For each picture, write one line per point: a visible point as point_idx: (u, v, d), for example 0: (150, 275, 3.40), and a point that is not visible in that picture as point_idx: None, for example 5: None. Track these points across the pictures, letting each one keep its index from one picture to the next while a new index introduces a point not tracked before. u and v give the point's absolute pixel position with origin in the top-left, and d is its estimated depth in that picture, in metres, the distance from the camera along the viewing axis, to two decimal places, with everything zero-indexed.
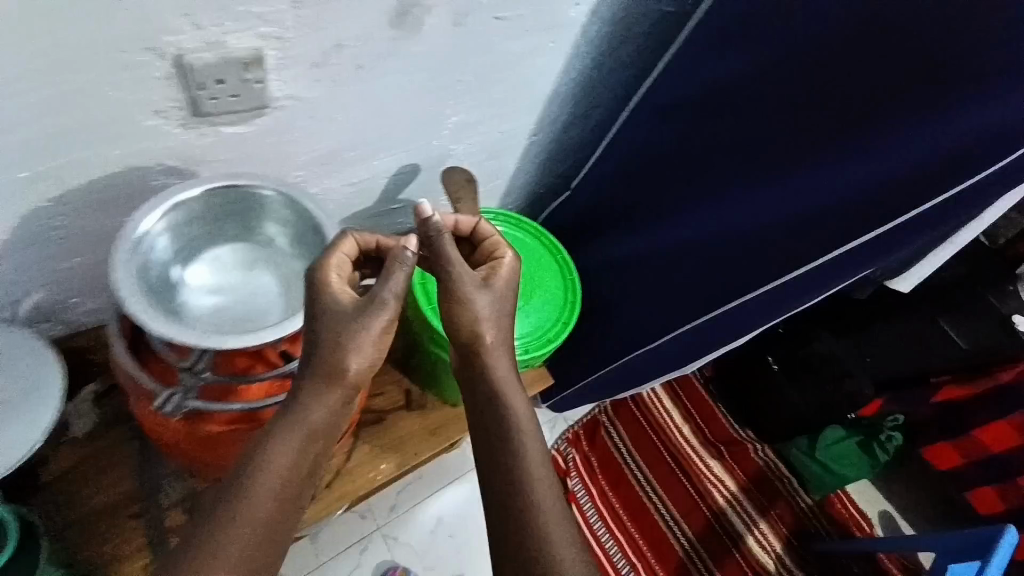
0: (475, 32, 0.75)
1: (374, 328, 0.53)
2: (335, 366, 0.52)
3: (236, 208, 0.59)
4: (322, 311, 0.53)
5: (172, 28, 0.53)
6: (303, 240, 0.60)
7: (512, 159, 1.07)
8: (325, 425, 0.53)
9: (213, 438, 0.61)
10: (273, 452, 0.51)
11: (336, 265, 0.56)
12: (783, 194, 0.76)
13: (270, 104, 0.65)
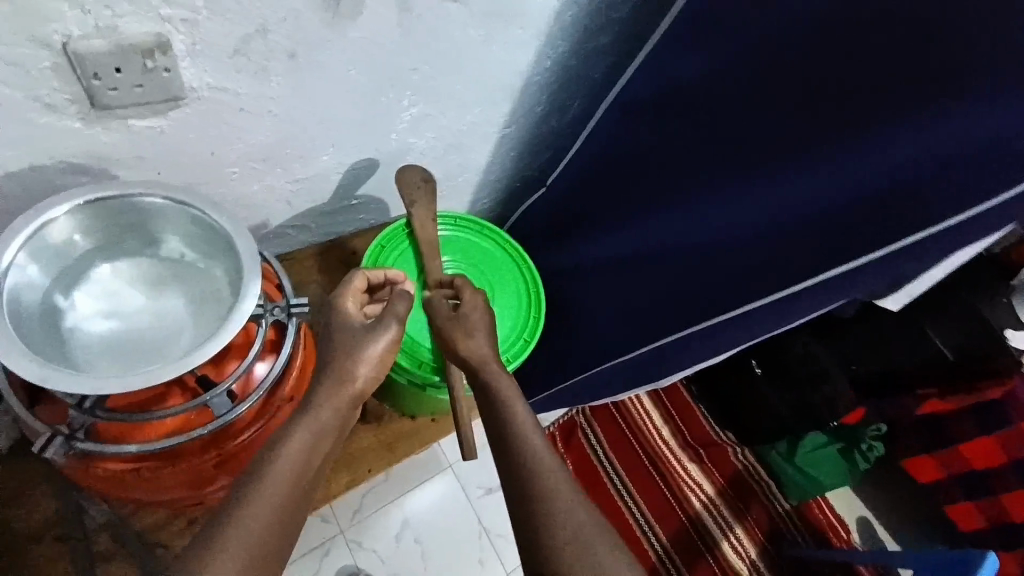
0: (426, 16, 0.67)
1: (380, 344, 0.59)
2: (346, 371, 0.57)
3: (128, 223, 0.54)
4: (337, 328, 0.61)
5: (49, 11, 0.45)
6: (208, 252, 0.55)
7: (481, 153, 1.00)
8: (331, 426, 0.55)
9: (115, 478, 0.57)
10: (285, 447, 0.52)
11: (352, 294, 0.65)
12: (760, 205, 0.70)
13: (186, 95, 0.57)
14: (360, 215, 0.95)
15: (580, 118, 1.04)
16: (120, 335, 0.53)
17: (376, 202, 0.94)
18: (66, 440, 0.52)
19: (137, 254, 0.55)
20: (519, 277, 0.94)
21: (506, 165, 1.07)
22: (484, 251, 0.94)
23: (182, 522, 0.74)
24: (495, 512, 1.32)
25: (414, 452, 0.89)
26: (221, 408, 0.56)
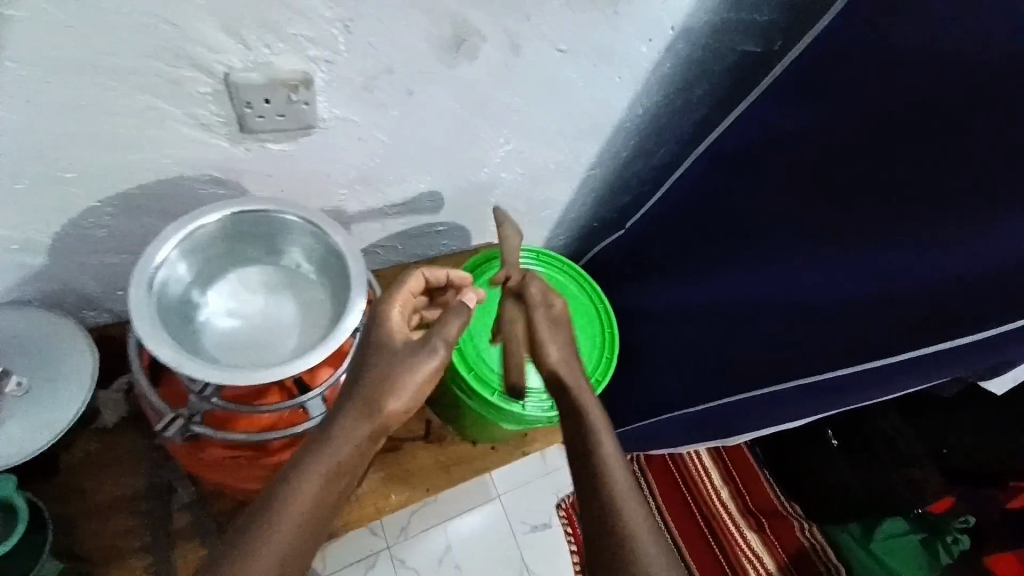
0: (534, 64, 0.71)
1: (421, 371, 0.54)
2: (377, 401, 0.52)
3: (259, 233, 0.60)
4: (379, 344, 0.56)
5: (218, 48, 0.51)
6: (325, 266, 0.61)
7: (564, 191, 1.02)
8: (354, 457, 0.51)
9: (215, 462, 0.60)
10: (299, 481, 0.48)
11: (402, 301, 0.60)
12: (861, 272, 0.70)
13: (318, 124, 0.64)
14: (443, 240, 1.00)
15: (665, 166, 1.05)
16: (239, 332, 0.58)
17: (459, 229, 0.99)
18: (184, 423, 0.55)
19: (261, 262, 0.61)
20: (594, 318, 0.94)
21: (586, 204, 1.09)
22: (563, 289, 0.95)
23: None
24: (538, 551, 1.30)
25: (470, 477, 0.89)
26: (316, 410, 0.60)
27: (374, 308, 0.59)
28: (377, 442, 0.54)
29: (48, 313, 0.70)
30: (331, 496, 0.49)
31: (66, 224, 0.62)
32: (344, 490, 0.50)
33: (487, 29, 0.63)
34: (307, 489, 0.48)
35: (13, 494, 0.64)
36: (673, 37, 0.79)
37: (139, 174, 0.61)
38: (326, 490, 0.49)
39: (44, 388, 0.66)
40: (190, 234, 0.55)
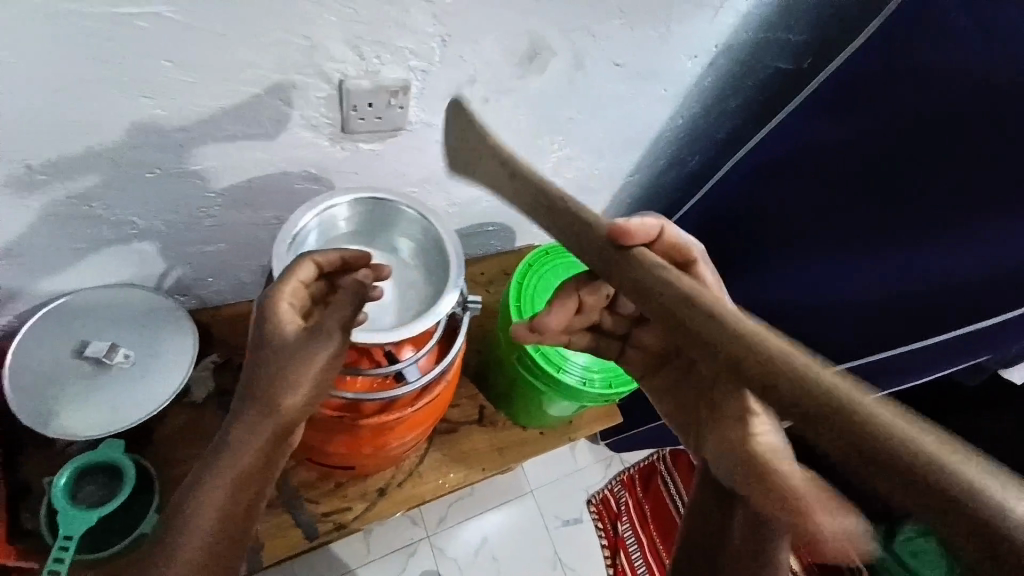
0: (593, 76, 0.79)
1: (317, 360, 0.52)
2: (275, 401, 0.50)
3: (372, 218, 0.69)
4: (269, 340, 0.52)
5: (339, 58, 0.59)
6: (424, 251, 0.70)
7: (604, 197, 1.08)
8: (262, 465, 0.50)
9: (320, 421, 0.67)
10: (201, 497, 0.47)
11: (290, 292, 0.55)
12: (902, 265, 0.75)
13: (406, 126, 0.72)
14: (491, 240, 1.06)
15: (698, 175, 1.12)
16: None
17: (506, 230, 1.06)
18: None
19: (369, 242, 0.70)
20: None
21: (623, 210, 1.15)
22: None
23: (329, 485, 0.82)
24: (570, 546, 1.34)
25: (521, 459, 0.94)
26: (412, 375, 0.66)
27: (260, 303, 0.54)
28: (287, 444, 0.53)
29: (151, 294, 0.76)
30: (239, 509, 0.48)
31: (180, 212, 0.70)
32: (256, 494, 0.50)
33: (557, 44, 0.71)
34: (211, 504, 0.47)
35: (124, 459, 0.68)
36: (715, 54, 0.86)
37: (248, 168, 0.68)
38: (232, 508, 0.48)
39: (148, 362, 0.73)
40: (323, 212, 0.65)
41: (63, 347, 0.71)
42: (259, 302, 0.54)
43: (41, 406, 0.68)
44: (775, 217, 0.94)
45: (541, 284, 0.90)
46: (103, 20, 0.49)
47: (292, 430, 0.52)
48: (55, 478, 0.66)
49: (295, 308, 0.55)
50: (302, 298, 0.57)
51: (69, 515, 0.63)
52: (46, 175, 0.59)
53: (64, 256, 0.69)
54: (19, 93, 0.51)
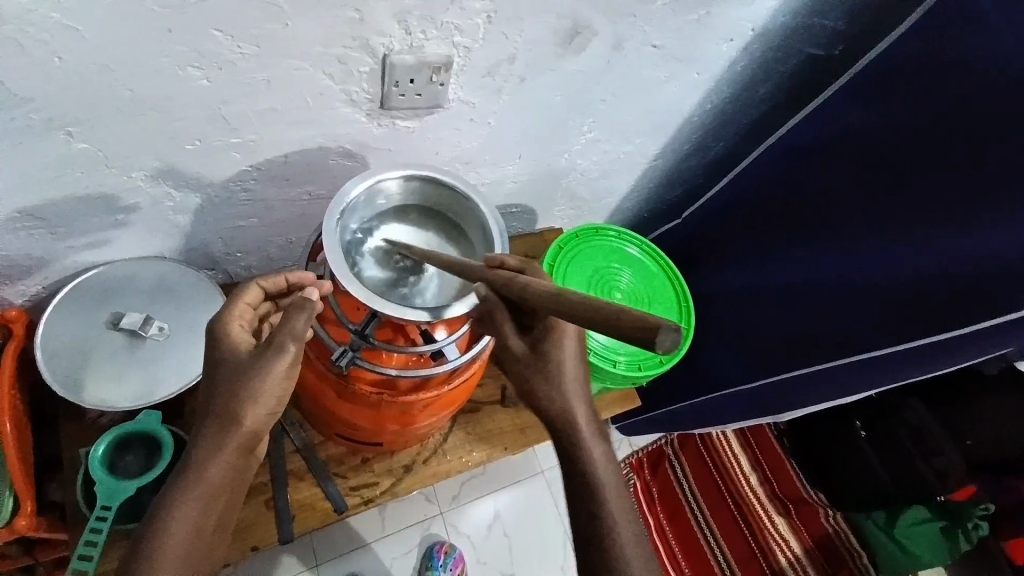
0: (630, 57, 0.78)
1: (271, 374, 0.54)
2: (231, 419, 0.53)
3: (418, 197, 0.69)
4: (221, 362, 0.54)
5: (385, 32, 0.59)
6: (467, 234, 0.70)
7: (626, 181, 1.08)
8: (229, 474, 0.55)
9: (358, 397, 0.67)
10: (172, 512, 0.52)
11: (238, 316, 0.58)
12: (944, 257, 0.76)
13: (443, 104, 0.71)
14: (513, 221, 1.06)
15: (720, 161, 1.12)
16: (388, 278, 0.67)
17: (528, 212, 1.05)
18: (351, 352, 0.63)
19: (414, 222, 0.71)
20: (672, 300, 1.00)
21: (644, 194, 1.15)
22: (644, 270, 1.01)
23: (357, 460, 0.84)
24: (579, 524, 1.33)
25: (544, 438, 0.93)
26: (451, 354, 0.66)
27: (211, 329, 0.57)
28: (253, 452, 0.57)
29: (182, 268, 0.76)
30: (209, 514, 0.54)
31: (215, 185, 0.69)
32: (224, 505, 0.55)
33: (599, 24, 0.71)
34: (180, 519, 0.52)
35: (159, 427, 0.68)
36: (751, 38, 0.85)
37: (286, 143, 0.67)
38: (203, 511, 0.53)
39: (181, 336, 0.73)
40: (372, 186, 0.65)
41: (97, 319, 0.72)
42: (208, 326, 0.57)
43: (76, 376, 0.69)
44: (799, 206, 0.94)
45: (571, 269, 0.96)
46: None
47: (257, 440, 0.56)
48: (93, 447, 0.66)
49: (246, 329, 0.58)
50: (253, 321, 0.60)
51: (107, 484, 0.64)
52: (86, 143, 0.59)
53: (98, 227, 0.69)
54: (66, 60, 0.51)
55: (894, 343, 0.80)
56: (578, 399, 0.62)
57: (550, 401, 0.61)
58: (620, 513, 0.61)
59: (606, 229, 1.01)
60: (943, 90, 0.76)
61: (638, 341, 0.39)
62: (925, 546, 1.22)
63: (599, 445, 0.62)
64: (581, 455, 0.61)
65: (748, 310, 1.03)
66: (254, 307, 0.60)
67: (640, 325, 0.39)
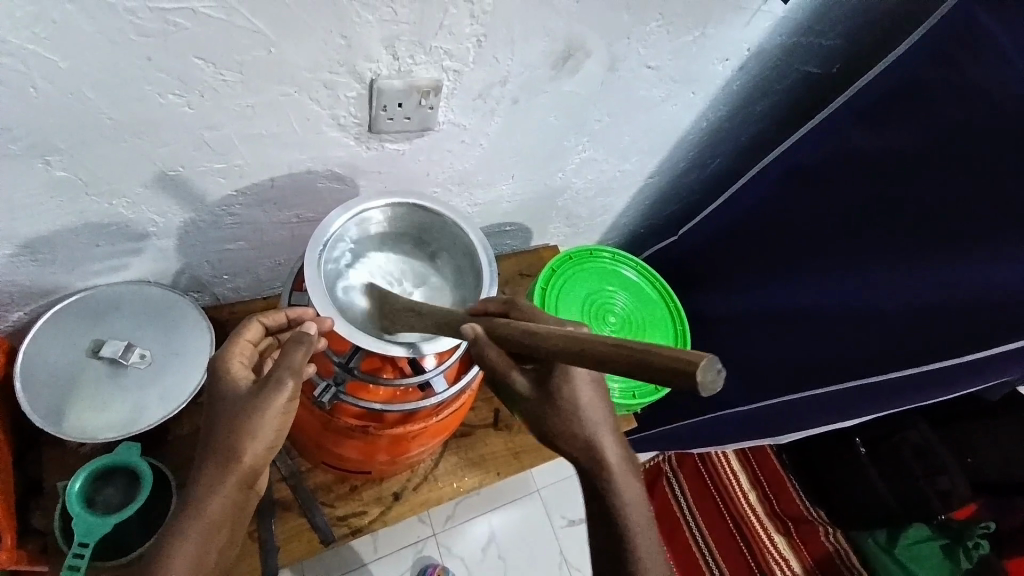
0: (625, 78, 0.77)
1: (271, 410, 0.50)
2: (231, 455, 0.50)
3: (403, 223, 0.68)
4: (220, 399, 0.52)
5: (373, 58, 0.58)
6: (455, 258, 0.69)
7: (623, 198, 1.06)
8: (230, 513, 0.51)
9: (344, 431, 0.66)
10: (171, 556, 0.48)
11: (239, 353, 0.56)
12: (947, 281, 0.74)
13: (433, 126, 0.70)
14: (508, 240, 1.04)
15: (717, 178, 1.10)
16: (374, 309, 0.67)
17: (523, 231, 1.04)
18: (334, 387, 0.62)
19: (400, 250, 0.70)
20: (669, 322, 0.99)
21: (640, 212, 1.13)
22: (640, 292, 1.00)
23: (344, 488, 0.82)
24: (575, 544, 1.31)
25: (538, 462, 0.91)
26: (439, 385, 0.65)
27: (212, 366, 0.54)
28: (255, 488, 0.53)
29: (168, 292, 0.75)
30: (209, 555, 0.50)
31: (200, 210, 0.68)
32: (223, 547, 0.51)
33: (592, 46, 0.69)
34: (179, 564, 0.48)
35: (137, 459, 0.66)
36: (747, 57, 0.84)
37: (274, 167, 0.66)
38: (202, 554, 0.49)
39: (167, 362, 0.71)
40: (356, 217, 0.64)
41: (79, 346, 0.69)
42: (208, 364, 0.55)
43: (56, 406, 0.66)
44: (799, 226, 0.93)
45: (565, 290, 0.95)
46: (137, 13, 0.46)
47: (257, 477, 0.52)
48: (70, 484, 0.64)
49: (247, 366, 0.55)
50: (253, 356, 0.57)
51: (85, 520, 0.61)
52: (67, 171, 0.57)
53: (80, 253, 0.67)
54: (42, 87, 0.49)
55: (897, 368, 0.78)
56: (601, 425, 0.57)
57: (572, 434, 0.56)
58: (647, 537, 0.59)
59: (602, 248, 0.99)
60: (943, 113, 0.75)
61: (681, 382, 0.37)
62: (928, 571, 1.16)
63: (626, 469, 0.59)
64: (611, 484, 0.58)
65: (748, 330, 1.01)
66: (254, 343, 0.58)
67: (679, 367, 0.37)
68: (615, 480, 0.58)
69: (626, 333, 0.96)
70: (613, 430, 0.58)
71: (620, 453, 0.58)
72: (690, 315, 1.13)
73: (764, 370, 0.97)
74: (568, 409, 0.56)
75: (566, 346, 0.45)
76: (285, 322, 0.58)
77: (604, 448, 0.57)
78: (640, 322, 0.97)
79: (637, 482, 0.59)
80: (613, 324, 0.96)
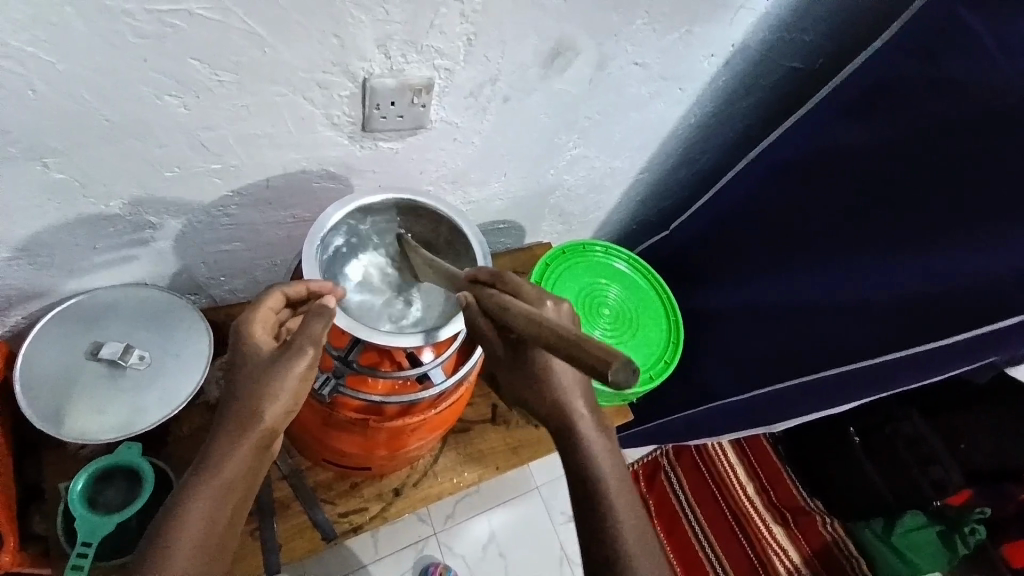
0: (614, 75, 0.79)
1: (291, 376, 0.52)
2: (253, 412, 0.51)
3: (402, 218, 0.70)
4: (244, 361, 0.53)
5: (366, 58, 0.59)
6: (451, 255, 0.70)
7: (614, 195, 1.08)
8: (248, 471, 0.51)
9: (344, 424, 0.67)
10: (189, 505, 0.48)
11: (261, 319, 0.56)
12: (932, 267, 0.76)
13: (427, 125, 0.71)
14: (502, 238, 1.05)
15: (706, 173, 1.12)
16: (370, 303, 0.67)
17: (517, 228, 1.05)
18: (334, 381, 0.63)
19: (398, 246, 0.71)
20: (662, 314, 1.00)
21: (632, 207, 1.15)
22: (632, 286, 1.01)
23: (345, 485, 0.82)
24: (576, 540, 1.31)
25: (535, 457, 0.92)
26: (437, 377, 0.66)
27: (234, 330, 0.55)
28: (271, 448, 0.54)
29: (163, 293, 0.75)
30: (221, 516, 0.50)
31: (197, 211, 0.69)
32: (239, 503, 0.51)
33: (580, 45, 0.71)
34: (196, 514, 0.48)
35: (143, 461, 0.67)
36: (732, 54, 0.86)
37: (269, 168, 0.67)
38: (214, 513, 0.49)
39: (166, 365, 0.71)
40: (354, 211, 0.65)
41: (77, 349, 0.69)
42: (229, 326, 0.55)
43: (55, 408, 0.66)
44: (786, 217, 0.94)
45: (559, 286, 0.96)
46: (134, 15, 0.47)
47: (275, 436, 0.53)
48: (73, 483, 0.64)
49: (269, 332, 0.56)
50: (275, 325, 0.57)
51: (89, 520, 0.62)
52: (64, 173, 0.58)
53: (79, 255, 0.68)
54: (39, 89, 0.50)
55: (887, 352, 0.80)
56: (573, 393, 0.58)
57: (544, 398, 0.57)
58: (622, 499, 0.57)
59: (595, 243, 1.01)
60: (923, 102, 0.77)
61: (597, 378, 0.41)
62: (924, 558, 1.18)
63: (601, 436, 0.59)
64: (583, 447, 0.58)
65: (740, 322, 1.03)
66: (276, 312, 0.57)
67: (603, 376, 0.40)
68: (585, 445, 0.58)
69: (620, 325, 0.97)
70: (586, 400, 0.59)
71: (592, 423, 0.59)
72: (683, 309, 1.15)
73: (757, 359, 0.99)
74: (541, 375, 0.57)
75: (529, 332, 0.48)
76: (304, 294, 0.57)
77: (575, 414, 0.58)
78: (632, 315, 0.98)
79: (609, 445, 0.59)
80: (607, 317, 0.97)
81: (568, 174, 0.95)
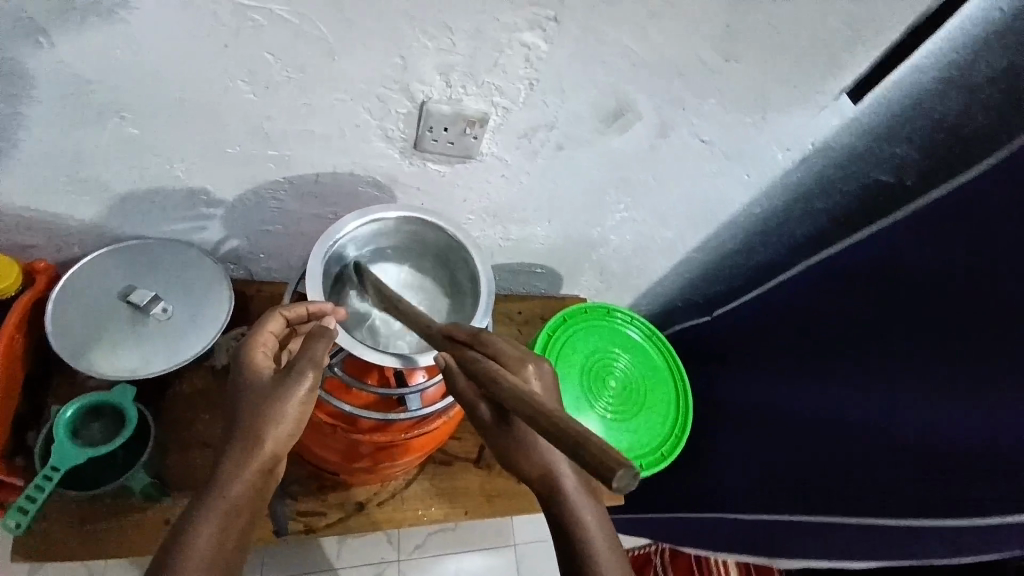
0: (675, 147, 0.77)
1: (296, 398, 0.52)
2: (257, 436, 0.50)
3: (423, 238, 0.70)
4: (246, 387, 0.53)
5: (425, 81, 0.61)
6: (462, 286, 0.70)
7: (660, 266, 1.04)
8: (254, 496, 0.50)
9: (314, 424, 0.67)
10: (196, 524, 0.47)
11: (262, 343, 0.56)
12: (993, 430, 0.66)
13: (475, 156, 0.72)
14: (536, 281, 1.04)
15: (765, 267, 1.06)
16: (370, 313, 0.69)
17: (553, 275, 1.03)
18: None
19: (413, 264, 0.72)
20: (676, 399, 0.94)
21: (677, 283, 1.10)
22: (648, 361, 0.96)
23: (312, 484, 0.82)
24: None
25: (509, 512, 0.87)
26: (414, 404, 0.65)
27: (236, 356, 0.55)
28: (275, 476, 0.52)
29: (202, 255, 0.79)
30: (229, 543, 0.48)
31: (248, 189, 0.73)
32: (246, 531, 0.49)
33: (644, 109, 0.70)
34: (201, 538, 0.46)
35: (130, 406, 0.70)
36: (811, 151, 0.82)
37: (320, 165, 0.70)
38: (224, 538, 0.47)
39: (183, 320, 0.75)
40: (372, 224, 0.67)
41: (112, 288, 0.75)
42: (234, 352, 0.56)
43: (78, 339, 0.71)
44: (838, 333, 0.86)
45: (572, 342, 0.92)
46: (221, 6, 0.52)
47: (279, 463, 0.52)
48: (63, 410, 0.68)
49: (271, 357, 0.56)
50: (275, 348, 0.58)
51: (63, 447, 0.65)
52: (137, 129, 0.63)
53: (138, 205, 0.74)
54: (128, 53, 0.55)
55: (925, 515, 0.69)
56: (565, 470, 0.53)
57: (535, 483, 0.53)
58: None
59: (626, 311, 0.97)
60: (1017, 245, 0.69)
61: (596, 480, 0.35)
62: None
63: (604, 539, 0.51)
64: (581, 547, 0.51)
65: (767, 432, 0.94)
66: (277, 335, 0.58)
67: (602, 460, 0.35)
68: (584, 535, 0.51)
69: (625, 401, 0.92)
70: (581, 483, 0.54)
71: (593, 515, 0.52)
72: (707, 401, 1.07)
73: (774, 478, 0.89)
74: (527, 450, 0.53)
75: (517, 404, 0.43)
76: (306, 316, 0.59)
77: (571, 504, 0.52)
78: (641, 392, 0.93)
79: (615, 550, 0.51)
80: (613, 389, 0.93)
81: (614, 234, 0.93)
